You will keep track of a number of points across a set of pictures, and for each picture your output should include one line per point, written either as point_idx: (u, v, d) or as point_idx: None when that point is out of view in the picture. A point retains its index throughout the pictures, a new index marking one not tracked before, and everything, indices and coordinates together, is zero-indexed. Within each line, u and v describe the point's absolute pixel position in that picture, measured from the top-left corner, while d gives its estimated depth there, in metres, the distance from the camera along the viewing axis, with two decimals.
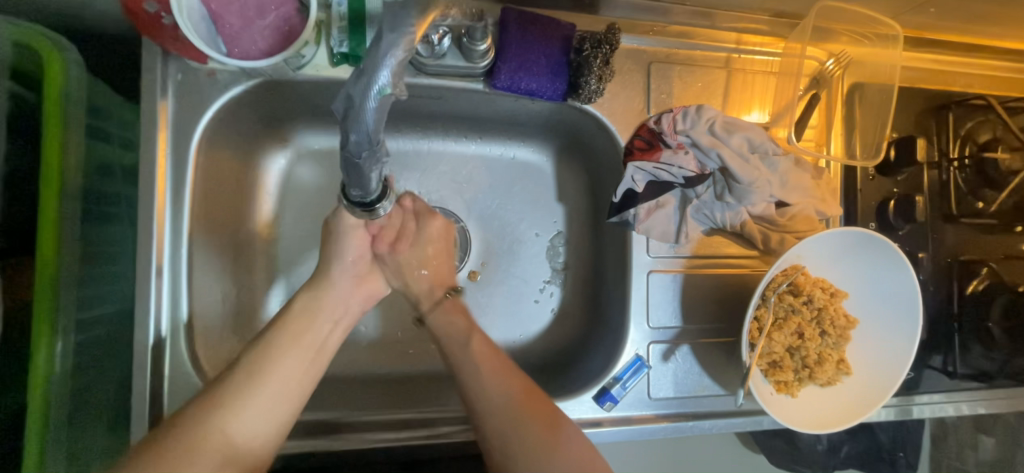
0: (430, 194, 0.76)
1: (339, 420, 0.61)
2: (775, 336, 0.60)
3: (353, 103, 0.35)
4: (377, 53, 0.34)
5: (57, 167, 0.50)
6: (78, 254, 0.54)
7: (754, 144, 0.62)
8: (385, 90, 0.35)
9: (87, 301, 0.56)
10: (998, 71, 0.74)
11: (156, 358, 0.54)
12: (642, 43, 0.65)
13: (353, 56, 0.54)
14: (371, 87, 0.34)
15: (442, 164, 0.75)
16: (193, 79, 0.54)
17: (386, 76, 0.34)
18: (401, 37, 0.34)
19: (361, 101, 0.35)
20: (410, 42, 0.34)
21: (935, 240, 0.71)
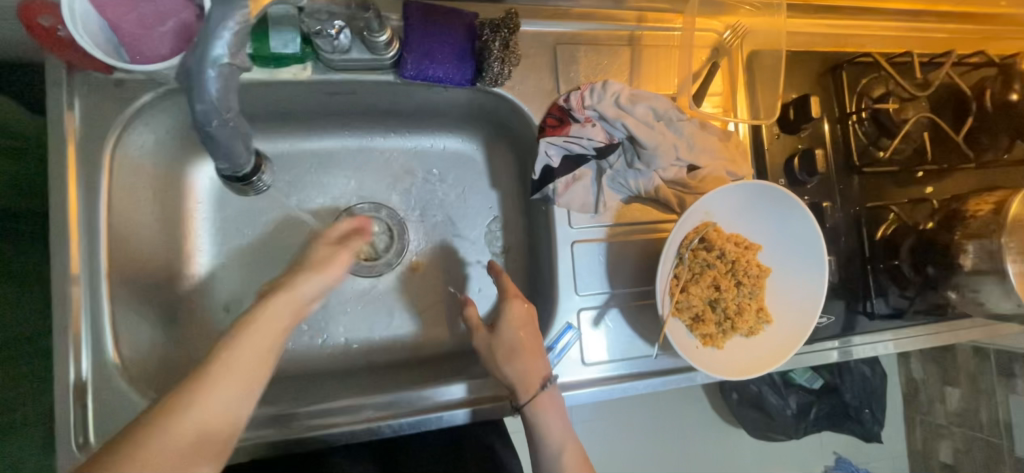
0: (332, 191, 0.76)
1: (293, 411, 0.62)
2: (692, 290, 0.63)
3: (193, 70, 0.45)
4: (211, 26, 0.44)
5: None
6: None
7: (658, 112, 0.66)
8: (221, 59, 0.45)
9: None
10: (887, 30, 0.80)
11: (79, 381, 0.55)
12: (547, 27, 0.68)
13: (258, 56, 0.56)
14: (208, 56, 0.44)
15: (372, 159, 0.77)
16: (100, 90, 0.55)
17: (222, 48, 0.44)
18: (234, 12, 0.44)
19: (202, 69, 0.45)
20: (243, 16, 0.45)
21: (841, 191, 0.75)
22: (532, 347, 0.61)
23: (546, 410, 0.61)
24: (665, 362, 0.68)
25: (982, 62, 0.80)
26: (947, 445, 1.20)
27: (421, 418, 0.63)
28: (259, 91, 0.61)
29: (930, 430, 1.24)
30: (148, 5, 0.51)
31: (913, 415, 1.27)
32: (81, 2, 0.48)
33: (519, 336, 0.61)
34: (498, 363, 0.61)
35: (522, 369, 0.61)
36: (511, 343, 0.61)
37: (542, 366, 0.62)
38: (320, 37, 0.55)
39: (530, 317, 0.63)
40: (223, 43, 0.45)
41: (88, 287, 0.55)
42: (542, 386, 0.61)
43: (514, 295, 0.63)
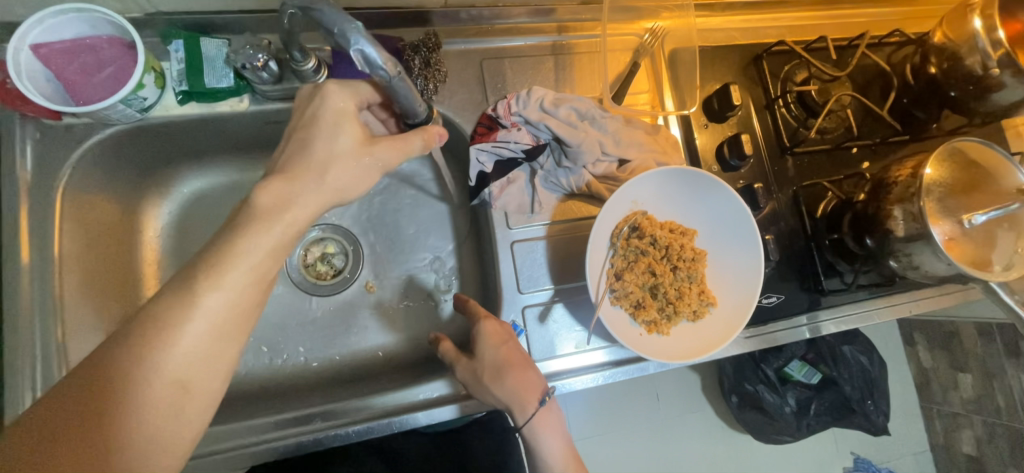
0: None
1: (244, 425, 0.63)
2: (628, 277, 0.64)
3: (355, 50, 0.44)
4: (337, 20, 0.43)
5: None
6: None
7: (580, 112, 0.70)
8: (357, 27, 0.43)
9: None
10: (803, 20, 0.84)
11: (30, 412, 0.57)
12: (472, 45, 0.73)
13: (194, 93, 0.61)
14: (352, 32, 0.43)
15: None
16: (52, 135, 0.60)
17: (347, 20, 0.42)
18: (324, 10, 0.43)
19: (358, 45, 0.43)
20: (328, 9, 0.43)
21: (776, 173, 0.77)
22: (519, 361, 0.61)
23: (542, 427, 0.61)
24: (616, 353, 0.69)
25: (902, 40, 0.83)
26: (968, 435, 1.16)
27: (371, 424, 0.63)
28: (203, 126, 0.66)
29: (949, 421, 1.20)
30: (89, 54, 0.56)
31: (930, 406, 1.24)
32: (26, 57, 0.53)
33: (501, 354, 0.61)
34: (487, 387, 0.60)
35: (511, 391, 0.59)
36: (495, 361, 0.61)
37: (531, 380, 0.61)
38: (247, 71, 0.59)
39: (510, 334, 0.63)
40: (386, 59, 0.45)
41: (45, 332, 0.59)
42: (538, 401, 0.60)
43: (486, 315, 0.64)
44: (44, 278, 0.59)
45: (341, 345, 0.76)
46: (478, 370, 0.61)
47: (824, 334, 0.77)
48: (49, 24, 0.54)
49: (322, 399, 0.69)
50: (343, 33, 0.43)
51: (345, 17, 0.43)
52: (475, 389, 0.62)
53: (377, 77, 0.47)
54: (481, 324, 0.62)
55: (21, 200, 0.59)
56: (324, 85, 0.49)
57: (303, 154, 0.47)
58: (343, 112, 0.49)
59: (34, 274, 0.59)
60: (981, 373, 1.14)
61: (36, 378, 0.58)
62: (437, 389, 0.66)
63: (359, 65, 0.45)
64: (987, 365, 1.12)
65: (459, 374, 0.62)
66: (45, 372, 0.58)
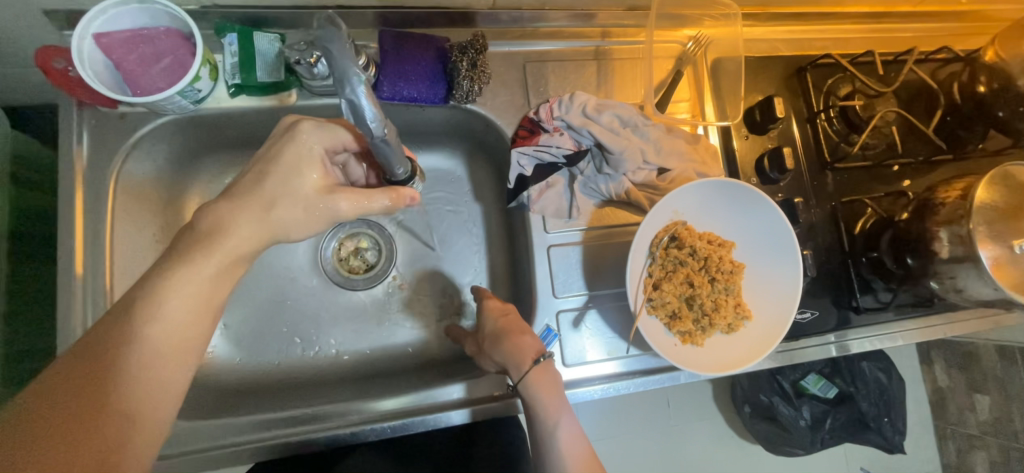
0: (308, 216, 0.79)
1: (283, 415, 0.64)
2: (665, 287, 0.65)
3: (350, 97, 0.44)
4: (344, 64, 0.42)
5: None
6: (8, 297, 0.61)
7: (623, 119, 0.70)
8: (361, 77, 0.43)
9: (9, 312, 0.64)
10: (849, 33, 0.83)
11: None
12: (515, 47, 0.73)
13: (246, 86, 0.62)
14: (353, 79, 0.43)
15: None
16: (106, 122, 0.61)
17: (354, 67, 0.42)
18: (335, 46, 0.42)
19: (355, 93, 0.43)
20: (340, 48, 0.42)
21: (816, 188, 0.76)
22: (517, 327, 0.62)
23: (542, 385, 0.59)
24: (647, 361, 0.69)
25: (949, 57, 0.81)
26: (982, 457, 1.15)
27: (405, 421, 0.64)
28: (251, 119, 0.67)
29: (963, 441, 1.19)
30: (148, 45, 0.57)
31: (945, 426, 1.23)
32: (89, 46, 0.54)
33: (500, 323, 0.63)
34: (487, 354, 0.63)
35: (507, 354, 0.61)
36: (494, 329, 0.63)
37: (527, 342, 0.61)
38: (299, 65, 0.59)
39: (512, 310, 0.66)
40: (375, 117, 0.46)
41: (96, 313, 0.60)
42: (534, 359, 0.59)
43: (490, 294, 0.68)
44: (96, 261, 0.61)
45: (373, 339, 0.77)
46: (479, 340, 0.64)
47: (852, 353, 0.76)
48: (112, 14, 0.54)
49: (352, 394, 0.70)
50: (342, 77, 0.42)
51: (353, 63, 0.43)
52: (481, 358, 0.65)
53: (359, 128, 0.46)
54: (483, 300, 0.66)
55: (75, 184, 0.60)
56: (299, 125, 0.51)
57: (253, 187, 0.49)
58: (308, 155, 0.51)
59: (86, 254, 0.60)
60: (998, 393, 1.11)
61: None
62: (455, 392, 0.66)
63: (345, 112, 0.45)
64: (1006, 388, 1.09)
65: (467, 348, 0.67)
66: None
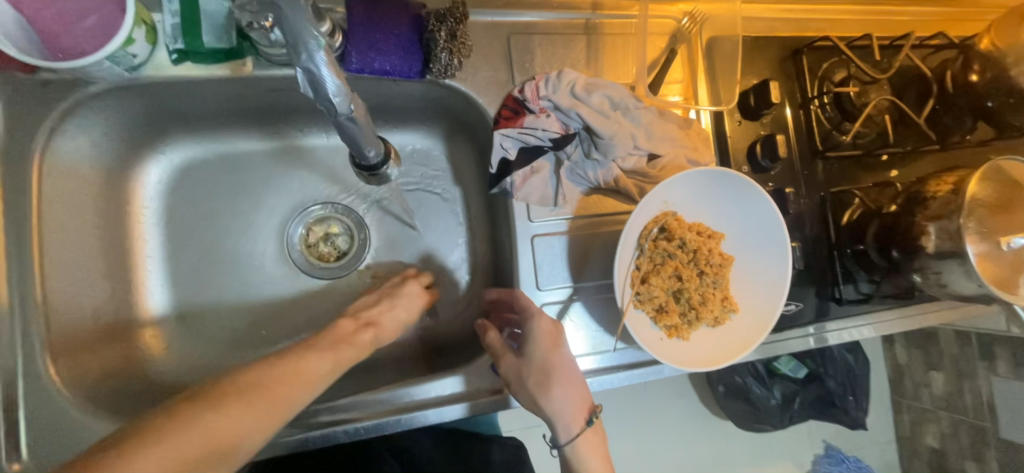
0: (270, 203, 0.73)
1: None
2: (653, 280, 0.62)
3: (306, 66, 0.39)
4: (299, 29, 0.38)
5: None
6: None
7: (614, 100, 0.65)
8: (320, 42, 0.38)
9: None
10: (846, 14, 0.80)
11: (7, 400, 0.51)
12: (499, 17, 0.66)
13: (191, 52, 0.55)
14: (310, 44, 0.38)
15: (310, 168, 0.74)
16: (25, 91, 0.53)
17: (311, 31, 0.38)
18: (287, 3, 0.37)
19: (312, 62, 0.39)
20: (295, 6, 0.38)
21: (806, 177, 0.74)
22: (569, 370, 0.59)
23: (587, 443, 0.59)
24: (631, 355, 0.67)
25: (943, 43, 0.79)
26: (932, 430, 1.17)
27: (379, 421, 0.60)
28: (199, 89, 0.59)
29: (917, 415, 1.21)
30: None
31: (900, 400, 1.25)
32: None
33: (553, 360, 0.58)
34: (534, 394, 0.57)
35: (561, 404, 0.57)
36: (548, 367, 0.58)
37: (579, 390, 0.59)
38: (254, 31, 0.51)
39: (561, 335, 0.60)
40: (337, 91, 0.41)
41: (24, 302, 0.53)
42: (585, 420, 0.58)
43: (542, 313, 0.59)
44: (22, 245, 0.53)
45: None
46: (526, 376, 0.58)
47: (829, 345, 0.75)
48: None
49: (325, 392, 0.66)
50: (297, 44, 0.38)
51: (309, 23, 0.38)
52: (518, 389, 0.59)
53: (320, 103, 0.42)
54: (538, 323, 0.58)
55: None
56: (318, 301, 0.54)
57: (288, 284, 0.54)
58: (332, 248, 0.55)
59: (9, 243, 0.53)
60: (952, 369, 1.13)
61: (15, 356, 0.52)
62: (446, 388, 0.63)
63: (302, 84, 0.41)
64: (959, 365, 1.11)
65: (505, 369, 0.59)
66: (25, 350, 0.53)
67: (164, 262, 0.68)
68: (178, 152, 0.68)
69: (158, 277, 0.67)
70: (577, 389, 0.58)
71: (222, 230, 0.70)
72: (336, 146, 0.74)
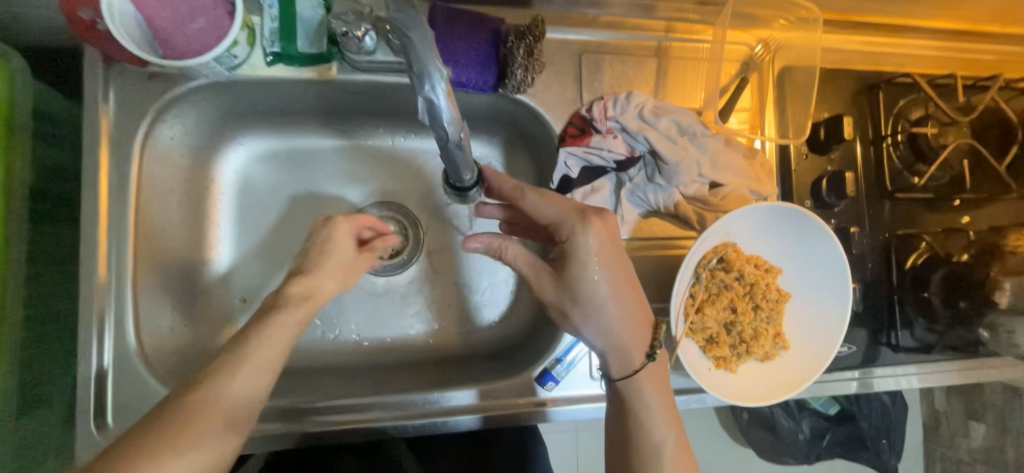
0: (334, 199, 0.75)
1: (302, 403, 0.63)
2: (707, 311, 0.62)
3: (425, 100, 0.41)
4: (424, 62, 0.39)
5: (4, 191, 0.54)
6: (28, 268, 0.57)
7: (682, 126, 0.65)
8: (442, 76, 0.40)
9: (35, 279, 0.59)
10: (927, 50, 0.77)
11: (99, 365, 0.56)
12: (573, 35, 0.67)
13: (286, 55, 0.58)
14: (432, 77, 0.40)
15: (373, 166, 0.76)
16: (134, 83, 0.58)
17: (436, 65, 0.39)
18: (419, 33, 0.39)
19: (432, 96, 0.40)
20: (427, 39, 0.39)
21: (871, 216, 0.72)
22: (630, 288, 0.54)
23: (652, 382, 0.56)
24: (674, 382, 0.67)
25: None
26: None
27: (422, 422, 0.63)
28: (285, 89, 0.63)
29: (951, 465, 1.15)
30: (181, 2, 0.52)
31: (933, 448, 1.19)
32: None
33: (609, 282, 0.53)
34: (581, 312, 0.54)
35: (616, 325, 0.54)
36: (597, 285, 0.53)
37: (636, 309, 0.55)
38: (346, 39, 0.55)
39: (619, 249, 0.53)
40: (450, 120, 0.43)
41: (118, 276, 0.58)
42: (646, 354, 0.55)
43: (591, 225, 0.52)
44: (120, 221, 0.58)
45: (394, 328, 0.75)
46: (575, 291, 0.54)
47: (874, 391, 0.72)
48: None
49: (373, 385, 0.69)
50: (421, 74, 0.40)
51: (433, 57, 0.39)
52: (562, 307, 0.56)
53: (433, 129, 0.44)
54: (589, 239, 0.52)
55: (99, 144, 0.57)
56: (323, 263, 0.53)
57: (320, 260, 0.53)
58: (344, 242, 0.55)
59: (110, 217, 0.57)
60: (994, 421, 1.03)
61: (108, 325, 0.57)
62: (465, 398, 0.64)
63: (420, 111, 0.42)
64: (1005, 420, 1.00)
65: (538, 285, 0.55)
66: (116, 317, 0.58)
67: (235, 247, 0.70)
68: (254, 143, 0.71)
69: (227, 262, 0.70)
70: (630, 311, 0.55)
71: (290, 220, 0.73)
72: (398, 148, 0.76)
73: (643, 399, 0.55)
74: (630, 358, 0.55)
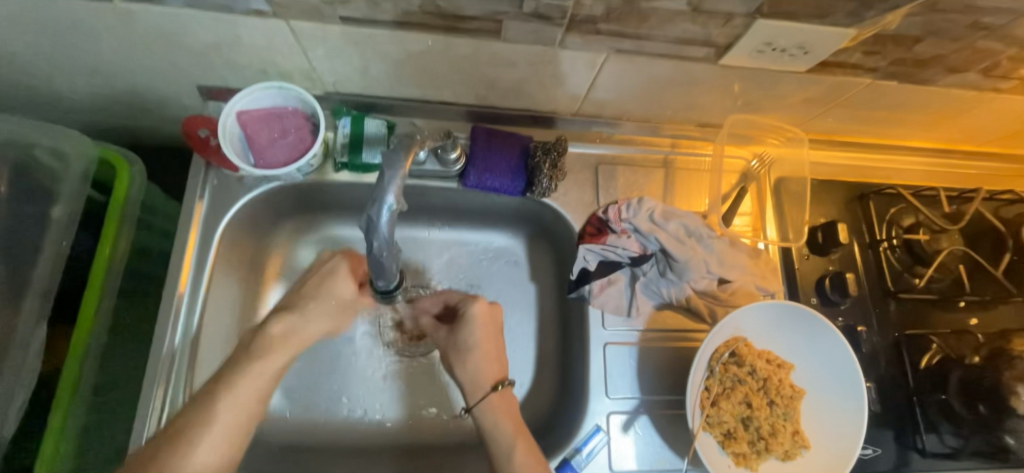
0: None
1: None
2: (723, 405, 0.64)
3: (371, 220, 0.47)
4: (382, 186, 0.47)
5: (105, 266, 0.65)
6: (108, 338, 0.66)
7: (689, 229, 0.73)
8: (392, 207, 0.47)
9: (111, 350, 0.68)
10: (909, 165, 0.86)
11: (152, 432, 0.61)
12: (590, 150, 0.79)
13: (351, 165, 0.70)
14: (382, 204, 0.47)
15: (410, 253, 0.84)
16: (226, 183, 0.70)
17: (393, 197, 0.47)
18: (396, 172, 0.47)
19: (377, 216, 0.47)
20: (401, 174, 0.47)
21: (879, 315, 0.76)
22: (493, 343, 0.64)
23: (503, 410, 0.60)
24: None
25: (1016, 198, 0.82)
26: None
27: None
28: (345, 191, 0.74)
29: None
30: (277, 123, 0.66)
31: None
32: (231, 121, 0.64)
33: (476, 336, 0.64)
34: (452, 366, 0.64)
35: (476, 365, 0.63)
36: (469, 340, 0.64)
37: (496, 355, 0.64)
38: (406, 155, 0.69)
39: (496, 320, 0.66)
40: (385, 238, 0.48)
41: (185, 346, 0.65)
42: (495, 384, 0.62)
43: (479, 298, 0.66)
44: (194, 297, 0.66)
45: (417, 408, 0.77)
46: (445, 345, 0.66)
47: None
48: (255, 96, 0.64)
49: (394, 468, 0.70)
50: (377, 199, 0.47)
51: (398, 177, 0.47)
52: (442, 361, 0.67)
53: (368, 240, 0.49)
54: (473, 303, 0.65)
55: (189, 231, 0.68)
56: (336, 271, 0.63)
57: (319, 288, 0.62)
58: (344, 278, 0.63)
59: (188, 293, 0.66)
60: None
61: (167, 393, 0.63)
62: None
63: (362, 223, 0.48)
64: None
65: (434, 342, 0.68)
66: (175, 386, 0.63)
67: None
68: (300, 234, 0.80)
69: None
70: (489, 359, 0.63)
71: None
72: (433, 238, 0.85)
73: (497, 428, 0.59)
74: (488, 402, 0.61)
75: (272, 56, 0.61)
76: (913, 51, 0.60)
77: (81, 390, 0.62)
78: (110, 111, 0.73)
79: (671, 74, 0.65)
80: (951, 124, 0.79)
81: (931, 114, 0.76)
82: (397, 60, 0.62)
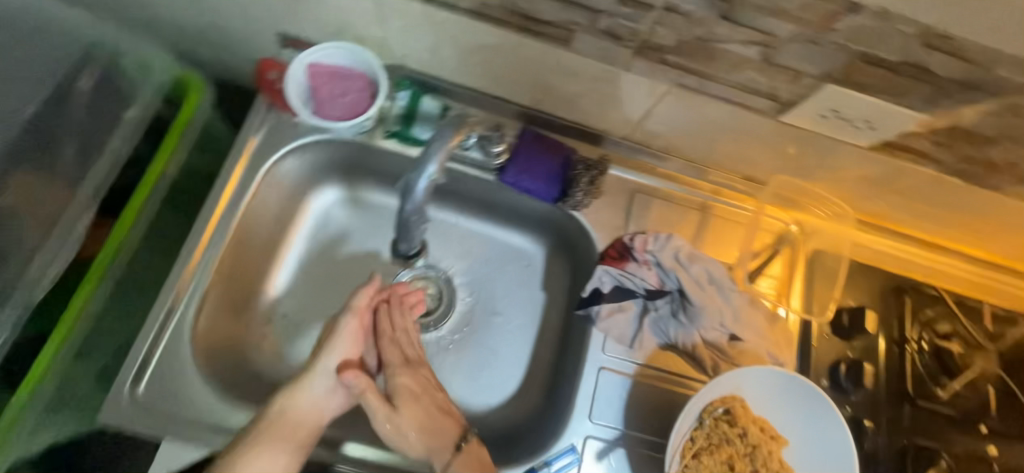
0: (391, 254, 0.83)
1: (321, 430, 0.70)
2: (704, 460, 0.62)
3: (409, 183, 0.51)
4: (426, 153, 0.49)
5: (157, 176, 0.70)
6: (143, 241, 0.72)
7: (712, 276, 0.72)
8: (431, 176, 0.50)
9: (141, 251, 0.73)
10: (960, 271, 0.81)
11: (157, 336, 0.66)
12: (632, 176, 0.78)
13: (399, 135, 0.73)
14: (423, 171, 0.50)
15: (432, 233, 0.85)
16: (282, 126, 0.74)
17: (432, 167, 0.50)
18: (442, 144, 0.49)
19: (415, 181, 0.50)
20: (446, 147, 0.49)
21: (889, 416, 0.72)
22: (434, 413, 0.64)
23: None
24: None
25: None
26: None
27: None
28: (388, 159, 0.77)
29: None
30: (341, 81, 0.69)
31: None
32: (299, 69, 0.68)
33: (421, 411, 0.63)
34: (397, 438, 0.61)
35: (423, 438, 0.62)
36: (416, 416, 0.63)
37: (444, 423, 0.64)
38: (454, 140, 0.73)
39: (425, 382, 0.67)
40: (417, 202, 0.52)
41: (205, 267, 0.69)
42: (452, 447, 0.62)
43: (401, 370, 0.66)
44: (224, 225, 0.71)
45: None
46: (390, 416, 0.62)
47: None
48: (328, 52, 0.67)
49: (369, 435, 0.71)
50: (419, 164, 0.50)
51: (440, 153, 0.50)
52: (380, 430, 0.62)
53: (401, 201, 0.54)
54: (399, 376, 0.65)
55: (237, 165, 0.72)
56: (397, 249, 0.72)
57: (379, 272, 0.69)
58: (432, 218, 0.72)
59: (221, 219, 0.70)
60: None
61: (181, 307, 0.67)
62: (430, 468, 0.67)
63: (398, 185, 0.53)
64: None
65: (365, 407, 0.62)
66: (189, 302, 0.68)
67: (297, 271, 0.80)
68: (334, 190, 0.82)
69: (286, 281, 0.79)
70: (438, 425, 0.63)
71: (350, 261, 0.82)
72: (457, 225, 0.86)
73: None
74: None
75: (352, 19, 0.64)
76: (983, 151, 0.58)
77: (106, 282, 0.68)
78: (197, 39, 0.78)
79: (729, 120, 0.64)
80: (1012, 237, 0.75)
81: (992, 222, 0.72)
82: (466, 47, 0.64)
